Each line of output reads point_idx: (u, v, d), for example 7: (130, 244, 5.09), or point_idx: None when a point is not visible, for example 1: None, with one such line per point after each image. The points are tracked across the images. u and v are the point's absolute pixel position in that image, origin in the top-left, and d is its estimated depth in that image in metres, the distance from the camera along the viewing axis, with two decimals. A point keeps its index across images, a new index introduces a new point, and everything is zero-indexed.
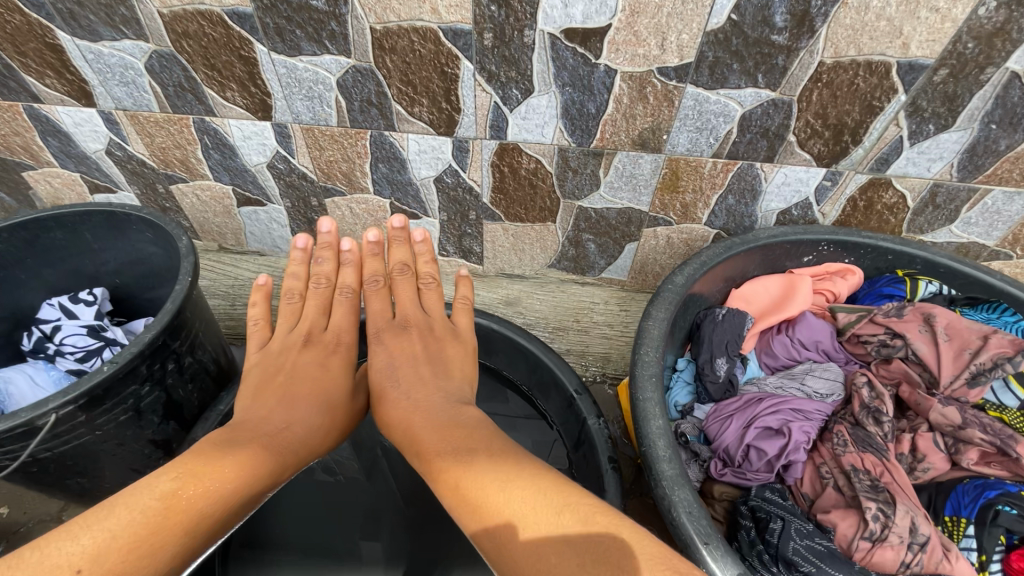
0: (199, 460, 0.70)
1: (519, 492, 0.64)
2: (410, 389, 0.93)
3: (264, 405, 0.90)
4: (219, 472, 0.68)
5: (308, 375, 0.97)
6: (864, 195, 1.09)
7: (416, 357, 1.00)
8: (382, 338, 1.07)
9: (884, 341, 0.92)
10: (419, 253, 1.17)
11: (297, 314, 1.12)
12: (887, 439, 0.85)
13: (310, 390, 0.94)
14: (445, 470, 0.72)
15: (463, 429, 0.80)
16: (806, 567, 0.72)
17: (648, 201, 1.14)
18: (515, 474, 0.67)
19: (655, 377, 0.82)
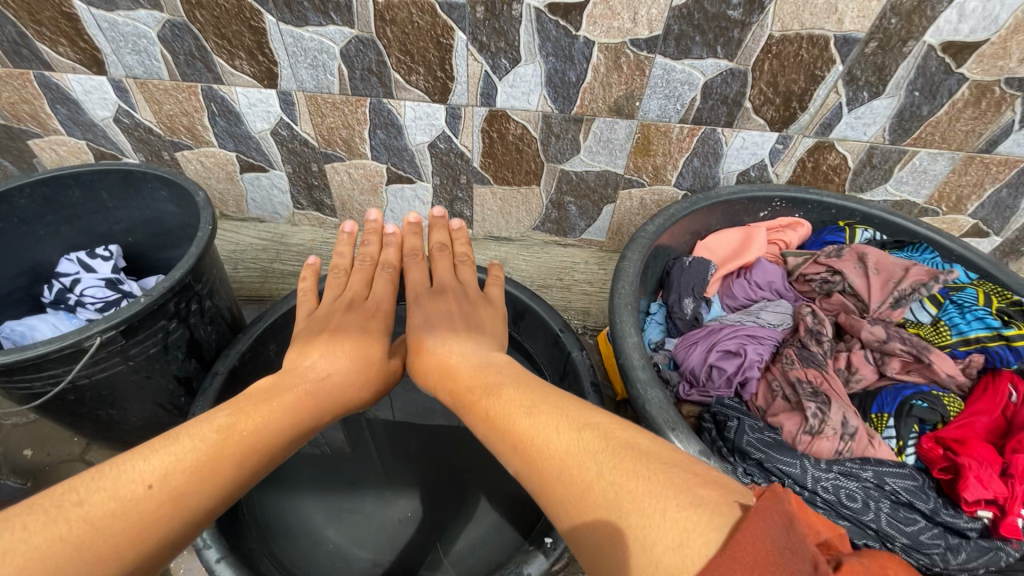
0: (248, 407, 0.82)
1: (544, 420, 0.75)
2: (447, 339, 1.00)
3: (311, 357, 0.99)
4: (262, 418, 0.82)
5: (349, 331, 1.04)
6: (812, 157, 1.23)
7: (451, 315, 1.06)
8: (418, 302, 1.12)
9: (825, 278, 1.07)
10: (455, 237, 1.26)
11: (340, 286, 1.20)
12: (827, 356, 1.00)
13: (347, 343, 1.02)
14: (484, 403, 0.83)
15: (495, 372, 0.89)
16: (756, 454, 0.86)
17: (623, 163, 1.26)
18: (545, 407, 0.77)
19: (630, 306, 0.96)
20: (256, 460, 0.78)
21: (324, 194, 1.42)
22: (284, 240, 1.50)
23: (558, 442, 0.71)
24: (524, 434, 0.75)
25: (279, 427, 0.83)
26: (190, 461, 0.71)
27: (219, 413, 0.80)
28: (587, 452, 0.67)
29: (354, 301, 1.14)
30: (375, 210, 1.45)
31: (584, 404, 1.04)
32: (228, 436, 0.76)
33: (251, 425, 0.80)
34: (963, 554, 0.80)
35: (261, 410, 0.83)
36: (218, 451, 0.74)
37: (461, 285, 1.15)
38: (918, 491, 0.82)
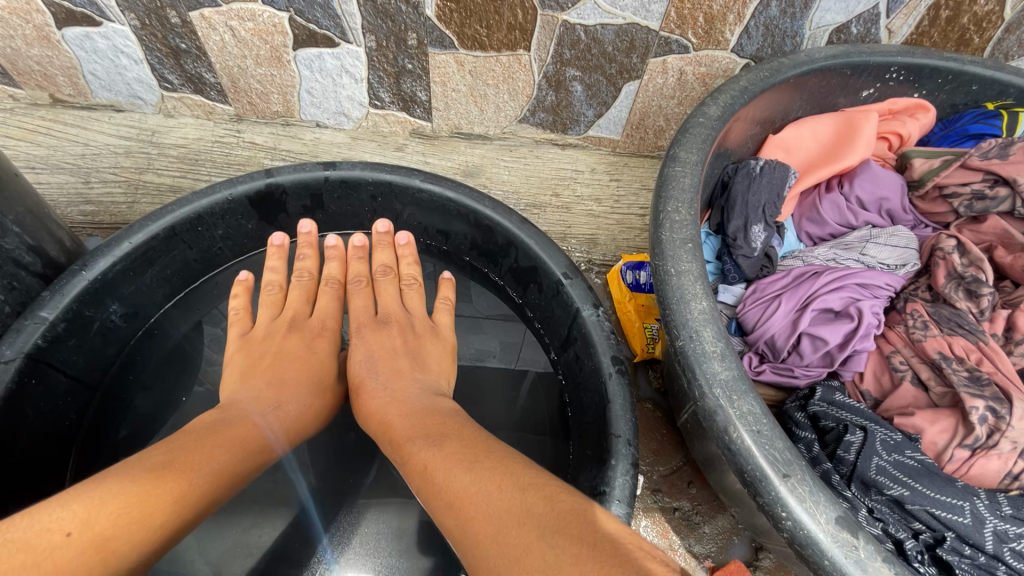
0: (200, 436, 0.60)
1: (487, 470, 0.53)
2: (387, 381, 0.73)
3: (241, 397, 0.71)
4: (217, 447, 0.60)
5: (287, 359, 0.77)
6: (952, 2, 0.79)
7: (399, 352, 0.78)
8: (358, 333, 0.81)
9: (979, 193, 0.69)
10: (401, 256, 0.89)
11: (275, 307, 0.84)
12: (981, 319, 0.64)
13: (291, 376, 0.75)
14: (422, 457, 0.58)
15: (440, 415, 0.65)
16: (895, 490, 0.53)
17: (660, 12, 0.80)
18: (489, 452, 0.56)
19: (691, 244, 0.56)
20: (207, 500, 0.56)
21: (201, 65, 0.93)
22: (155, 137, 1.02)
23: (495, 504, 0.49)
24: (462, 489, 0.52)
25: (234, 459, 0.60)
26: (122, 499, 0.49)
27: (160, 444, 0.58)
28: (531, 520, 0.46)
29: (297, 327, 0.82)
30: (284, 92, 0.98)
31: (602, 391, 0.69)
32: (173, 465, 0.55)
33: (200, 453, 0.58)
34: None
35: (216, 440, 0.61)
36: (159, 484, 0.52)
37: (408, 311, 0.85)
38: None
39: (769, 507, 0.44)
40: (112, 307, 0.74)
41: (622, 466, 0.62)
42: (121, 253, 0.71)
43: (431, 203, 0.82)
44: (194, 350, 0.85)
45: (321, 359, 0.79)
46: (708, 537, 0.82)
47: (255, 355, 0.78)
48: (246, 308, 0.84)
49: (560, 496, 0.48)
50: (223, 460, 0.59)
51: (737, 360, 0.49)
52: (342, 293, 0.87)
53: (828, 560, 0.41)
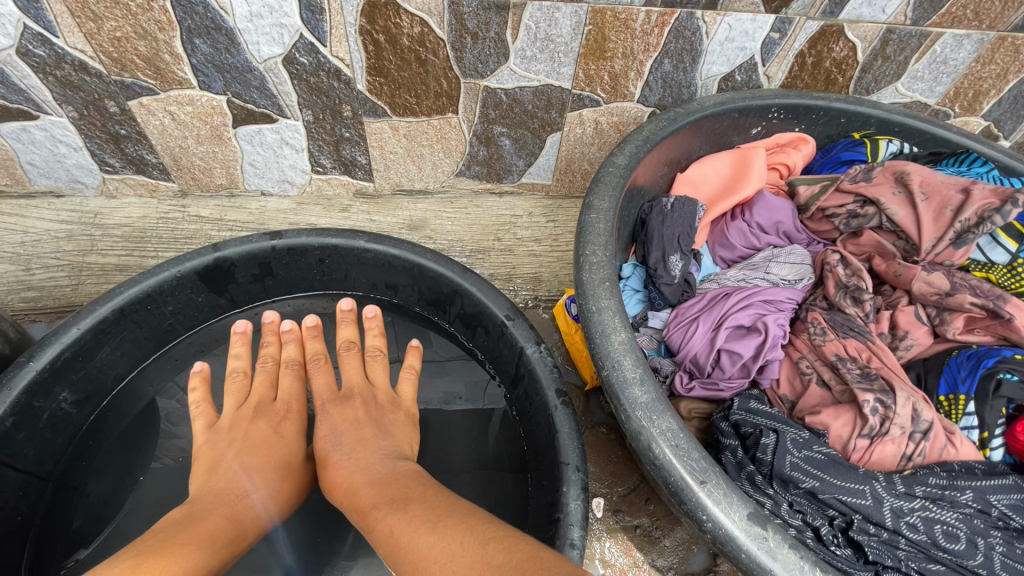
0: (166, 536, 0.60)
1: (450, 530, 0.56)
2: (353, 451, 0.76)
3: (205, 487, 0.72)
4: (187, 543, 0.59)
5: (252, 442, 0.78)
6: (813, 50, 0.93)
7: (363, 422, 0.80)
8: (323, 411, 0.83)
9: (853, 212, 0.79)
10: (367, 328, 0.92)
11: (239, 396, 0.86)
12: (868, 321, 0.74)
13: (253, 457, 0.76)
14: (386, 523, 0.61)
15: (404, 480, 0.68)
16: (807, 483, 0.60)
17: (569, 73, 0.90)
18: (452, 513, 0.59)
19: (608, 282, 0.63)
20: None
21: (142, 148, 0.97)
22: (98, 219, 1.03)
23: (458, 564, 0.52)
24: (430, 553, 0.55)
25: (207, 552, 0.60)
26: None
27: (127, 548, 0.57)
28: (492, 573, 0.49)
29: (260, 411, 0.83)
30: (226, 166, 1.02)
31: (550, 422, 0.74)
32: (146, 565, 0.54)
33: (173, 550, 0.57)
34: None
35: (186, 535, 0.60)
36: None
37: (369, 383, 0.88)
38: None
39: (692, 513, 0.49)
40: (63, 395, 0.74)
41: (573, 491, 0.67)
42: (69, 340, 0.72)
43: (377, 261, 0.87)
44: (152, 417, 0.86)
45: (287, 439, 0.80)
46: (670, 549, 0.86)
47: (219, 446, 0.78)
48: (206, 399, 0.85)
49: (516, 547, 0.52)
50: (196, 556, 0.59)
51: (655, 383, 0.56)
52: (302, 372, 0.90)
53: (745, 554, 0.47)
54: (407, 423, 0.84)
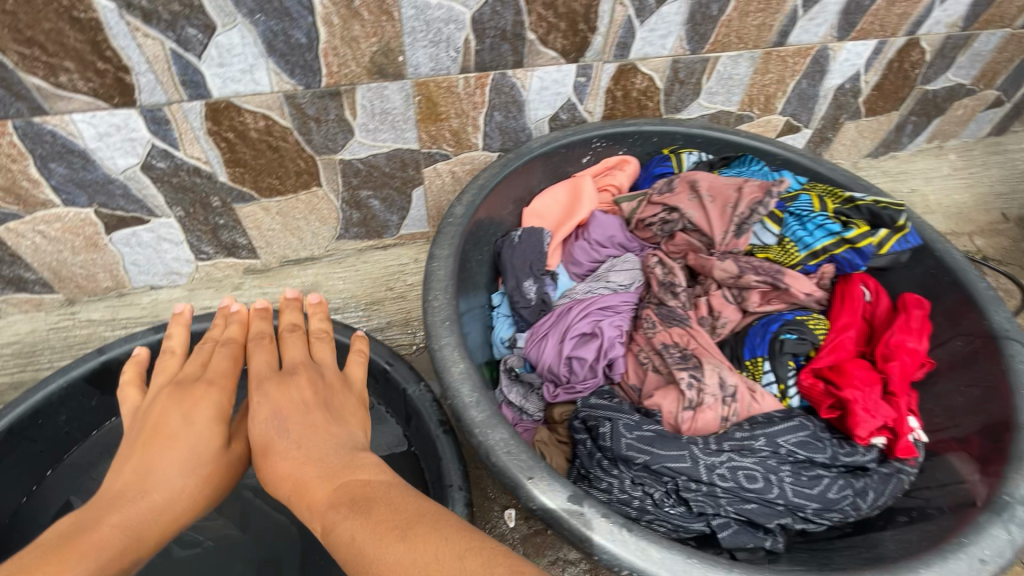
0: (52, 552, 0.55)
1: (394, 534, 0.52)
2: (301, 438, 0.68)
3: (117, 482, 0.68)
4: (72, 556, 0.55)
5: (178, 430, 0.72)
6: (619, 85, 1.09)
7: (308, 412, 0.72)
8: (260, 387, 0.77)
9: (664, 219, 0.93)
10: (313, 313, 0.92)
11: (168, 373, 0.83)
12: (686, 309, 0.87)
13: (168, 453, 0.70)
14: (347, 530, 0.54)
15: (366, 474, 0.62)
16: (641, 458, 0.69)
17: (413, 136, 1.02)
18: (397, 502, 0.56)
19: (449, 320, 0.73)
20: None
21: (18, 267, 1.00)
22: None
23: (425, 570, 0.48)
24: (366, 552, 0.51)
25: (94, 566, 0.56)
26: None
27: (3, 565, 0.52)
28: None
29: (194, 396, 0.77)
30: (110, 270, 1.06)
31: (435, 450, 0.82)
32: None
33: (60, 564, 0.54)
34: (870, 492, 0.69)
35: (70, 553, 0.55)
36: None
37: (314, 365, 0.82)
38: (811, 443, 0.70)
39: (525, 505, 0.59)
40: None
41: (458, 508, 0.75)
42: None
43: None
44: None
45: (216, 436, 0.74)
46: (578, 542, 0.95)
47: (140, 437, 0.73)
48: (137, 381, 0.84)
49: (497, 560, 0.48)
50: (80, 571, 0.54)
51: (490, 402, 0.66)
52: (241, 353, 0.87)
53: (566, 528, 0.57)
54: (354, 407, 0.78)
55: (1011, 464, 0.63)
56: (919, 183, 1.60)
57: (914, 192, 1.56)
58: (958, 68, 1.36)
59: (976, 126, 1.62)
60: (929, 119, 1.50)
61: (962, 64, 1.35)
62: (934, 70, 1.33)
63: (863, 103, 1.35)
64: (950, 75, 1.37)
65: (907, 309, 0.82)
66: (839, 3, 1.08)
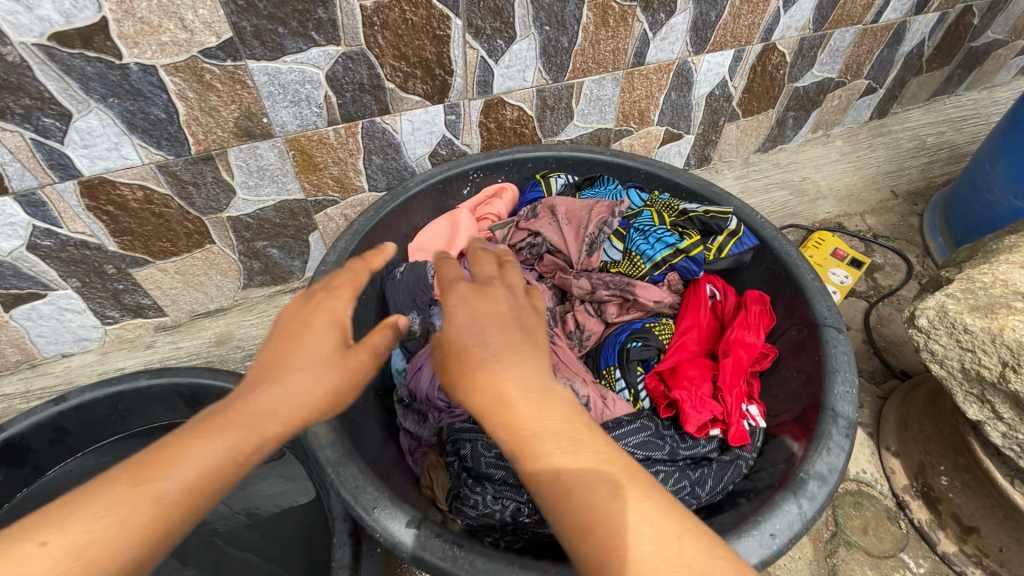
0: (143, 469, 0.43)
1: (552, 441, 0.44)
2: (502, 353, 0.50)
3: (259, 367, 0.54)
4: (225, 423, 0.47)
5: (283, 349, 0.55)
6: (490, 118, 1.15)
7: (508, 320, 0.54)
8: (456, 289, 0.58)
9: (530, 243, 1.00)
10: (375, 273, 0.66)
11: (351, 283, 0.66)
12: (554, 325, 0.93)
13: (290, 359, 0.54)
14: (598, 451, 0.45)
15: (563, 409, 0.46)
16: (499, 475, 0.77)
17: (296, 186, 1.08)
18: (554, 405, 0.46)
19: None
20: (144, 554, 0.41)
21: None
22: None
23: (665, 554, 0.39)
24: (566, 482, 0.43)
25: (225, 450, 0.46)
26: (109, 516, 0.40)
27: (79, 499, 0.41)
28: None
29: (314, 301, 0.61)
30: (17, 344, 1.09)
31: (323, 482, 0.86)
32: (142, 482, 0.42)
33: (171, 461, 0.44)
34: (708, 480, 0.76)
35: (200, 435, 0.46)
36: (158, 496, 0.42)
37: (506, 278, 0.62)
38: (650, 442, 0.77)
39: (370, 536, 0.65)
40: None
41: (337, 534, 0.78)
42: None
43: (164, 393, 0.98)
44: None
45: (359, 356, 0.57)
46: None
47: (275, 340, 0.56)
48: (350, 285, 0.65)
49: (686, 540, 0.40)
50: (206, 455, 0.45)
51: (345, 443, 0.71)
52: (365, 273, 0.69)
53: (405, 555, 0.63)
54: (517, 316, 0.56)
55: (814, 442, 0.71)
56: (810, 171, 1.68)
57: (805, 180, 1.65)
58: (822, 65, 1.46)
59: (857, 112, 1.72)
60: (807, 112, 1.59)
61: (824, 60, 1.45)
62: (798, 69, 1.43)
63: (738, 105, 1.44)
64: (815, 72, 1.47)
65: (746, 306, 0.90)
66: (686, 22, 1.15)
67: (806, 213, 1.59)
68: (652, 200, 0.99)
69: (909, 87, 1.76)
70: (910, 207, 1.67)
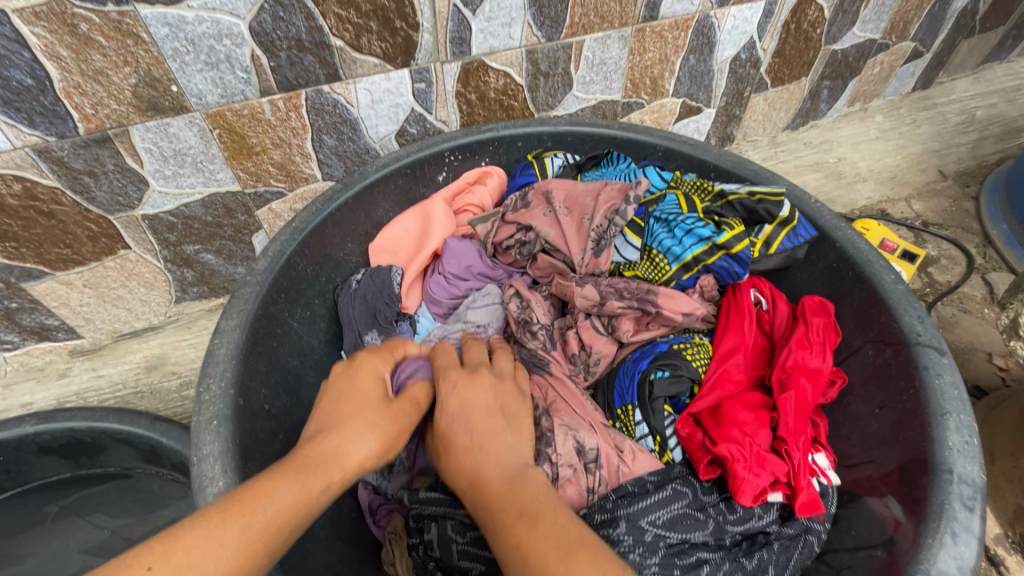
0: (230, 505, 0.40)
1: (520, 521, 0.40)
2: (482, 434, 0.48)
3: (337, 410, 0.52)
4: (292, 465, 0.44)
5: (349, 401, 0.52)
6: (470, 87, 0.93)
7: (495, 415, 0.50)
8: (446, 373, 0.55)
9: (520, 240, 0.78)
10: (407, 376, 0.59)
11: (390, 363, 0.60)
12: (551, 348, 0.72)
13: (360, 402, 0.52)
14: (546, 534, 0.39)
15: (524, 487, 0.43)
16: (475, 569, 0.59)
17: (228, 176, 0.87)
18: (530, 494, 0.43)
19: (217, 420, 0.57)
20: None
21: None
22: None
23: None
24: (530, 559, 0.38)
25: (295, 491, 0.43)
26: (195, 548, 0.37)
27: (172, 537, 0.37)
28: None
29: (364, 361, 0.58)
30: None
31: None
32: (234, 518, 0.39)
33: (255, 499, 0.41)
34: (769, 570, 0.56)
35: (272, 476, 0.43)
36: (245, 533, 0.39)
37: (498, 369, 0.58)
38: (687, 519, 0.58)
39: None
40: None
41: None
42: None
43: (58, 440, 0.77)
44: None
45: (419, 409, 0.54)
46: None
47: (336, 388, 0.55)
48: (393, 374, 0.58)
49: None
50: (281, 495, 0.42)
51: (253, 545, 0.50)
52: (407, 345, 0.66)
53: None
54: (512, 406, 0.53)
55: (928, 522, 0.50)
56: (846, 150, 1.45)
57: (842, 161, 1.43)
58: (865, 22, 1.23)
59: (898, 81, 1.50)
60: (844, 81, 1.37)
61: (868, 16, 1.22)
62: (838, 27, 1.21)
63: (766, 72, 1.22)
64: (856, 31, 1.24)
65: (805, 319, 0.68)
66: None
67: (844, 199, 1.37)
68: (677, 181, 0.78)
69: (958, 52, 1.53)
70: (963, 189, 1.44)
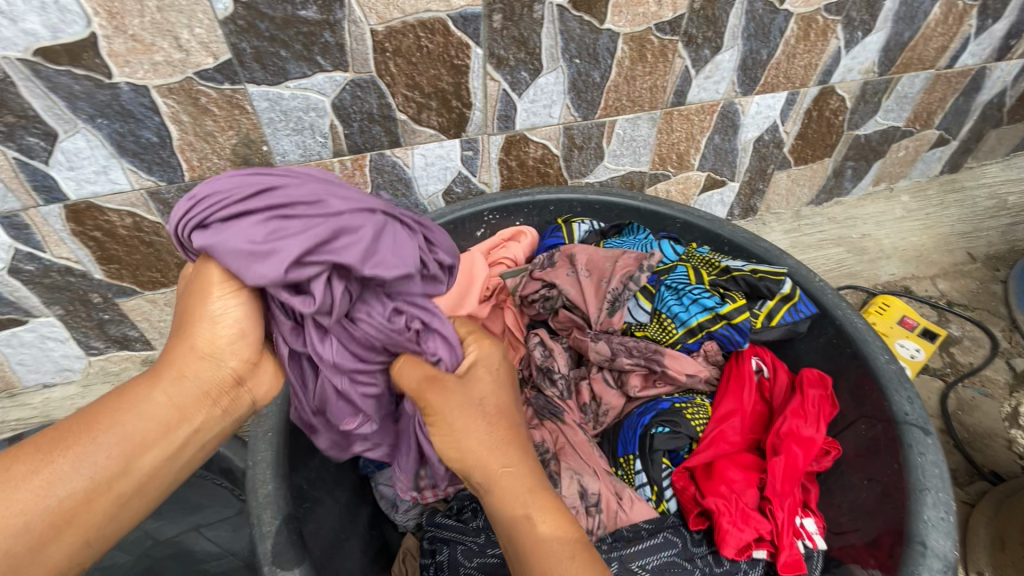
0: (42, 447, 0.46)
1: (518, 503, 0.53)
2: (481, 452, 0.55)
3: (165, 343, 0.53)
4: (100, 408, 0.49)
5: (174, 340, 0.53)
6: (511, 155, 1.05)
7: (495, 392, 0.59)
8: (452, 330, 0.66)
9: (545, 295, 0.87)
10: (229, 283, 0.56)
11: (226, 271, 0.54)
12: (567, 397, 0.79)
13: (177, 341, 0.53)
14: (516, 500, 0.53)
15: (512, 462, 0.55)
16: None
17: None
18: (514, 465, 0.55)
19: (271, 432, 0.67)
20: (74, 511, 0.46)
21: None
22: None
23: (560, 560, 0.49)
24: (536, 532, 0.51)
25: (109, 438, 0.48)
26: (4, 496, 0.44)
27: None
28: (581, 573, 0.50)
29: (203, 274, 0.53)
30: None
31: None
32: (48, 460, 0.46)
33: (67, 443, 0.47)
34: None
35: (86, 426, 0.48)
36: (64, 480, 0.46)
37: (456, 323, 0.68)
38: (673, 567, 0.64)
39: None
40: None
41: None
42: None
43: None
44: None
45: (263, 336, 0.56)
46: None
47: (186, 296, 0.54)
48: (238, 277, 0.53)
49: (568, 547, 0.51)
50: (90, 444, 0.47)
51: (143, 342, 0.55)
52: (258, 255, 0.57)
53: None
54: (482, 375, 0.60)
55: None
56: (871, 227, 1.50)
57: (865, 237, 1.47)
58: (887, 111, 1.31)
59: (924, 164, 1.55)
60: (868, 163, 1.44)
61: (890, 106, 1.30)
62: (860, 115, 1.28)
63: (789, 152, 1.30)
64: (879, 119, 1.32)
65: (802, 390, 0.74)
66: (733, 60, 1.04)
67: (867, 274, 1.41)
68: (688, 254, 0.87)
69: (987, 140, 1.58)
70: (990, 272, 1.45)
